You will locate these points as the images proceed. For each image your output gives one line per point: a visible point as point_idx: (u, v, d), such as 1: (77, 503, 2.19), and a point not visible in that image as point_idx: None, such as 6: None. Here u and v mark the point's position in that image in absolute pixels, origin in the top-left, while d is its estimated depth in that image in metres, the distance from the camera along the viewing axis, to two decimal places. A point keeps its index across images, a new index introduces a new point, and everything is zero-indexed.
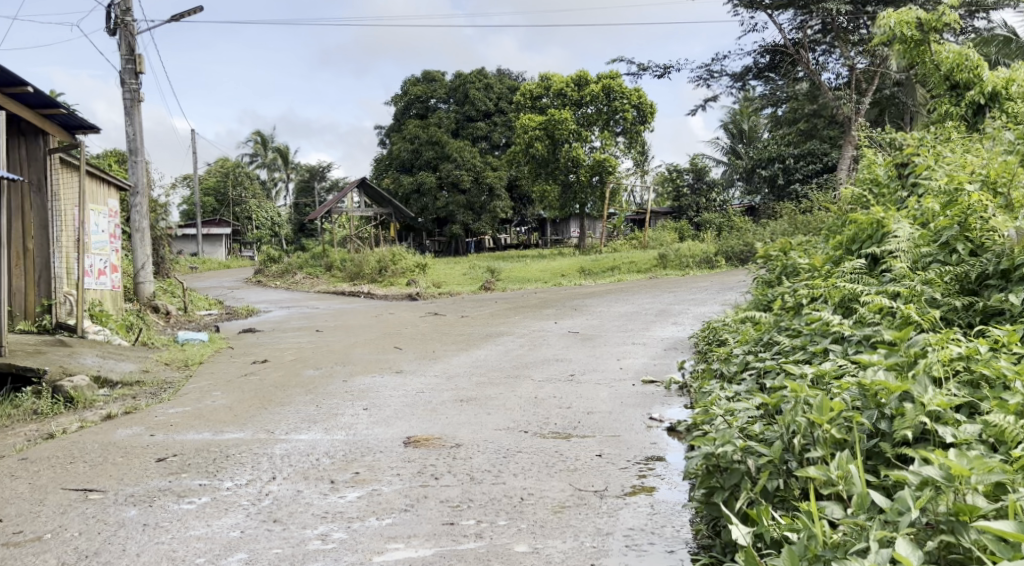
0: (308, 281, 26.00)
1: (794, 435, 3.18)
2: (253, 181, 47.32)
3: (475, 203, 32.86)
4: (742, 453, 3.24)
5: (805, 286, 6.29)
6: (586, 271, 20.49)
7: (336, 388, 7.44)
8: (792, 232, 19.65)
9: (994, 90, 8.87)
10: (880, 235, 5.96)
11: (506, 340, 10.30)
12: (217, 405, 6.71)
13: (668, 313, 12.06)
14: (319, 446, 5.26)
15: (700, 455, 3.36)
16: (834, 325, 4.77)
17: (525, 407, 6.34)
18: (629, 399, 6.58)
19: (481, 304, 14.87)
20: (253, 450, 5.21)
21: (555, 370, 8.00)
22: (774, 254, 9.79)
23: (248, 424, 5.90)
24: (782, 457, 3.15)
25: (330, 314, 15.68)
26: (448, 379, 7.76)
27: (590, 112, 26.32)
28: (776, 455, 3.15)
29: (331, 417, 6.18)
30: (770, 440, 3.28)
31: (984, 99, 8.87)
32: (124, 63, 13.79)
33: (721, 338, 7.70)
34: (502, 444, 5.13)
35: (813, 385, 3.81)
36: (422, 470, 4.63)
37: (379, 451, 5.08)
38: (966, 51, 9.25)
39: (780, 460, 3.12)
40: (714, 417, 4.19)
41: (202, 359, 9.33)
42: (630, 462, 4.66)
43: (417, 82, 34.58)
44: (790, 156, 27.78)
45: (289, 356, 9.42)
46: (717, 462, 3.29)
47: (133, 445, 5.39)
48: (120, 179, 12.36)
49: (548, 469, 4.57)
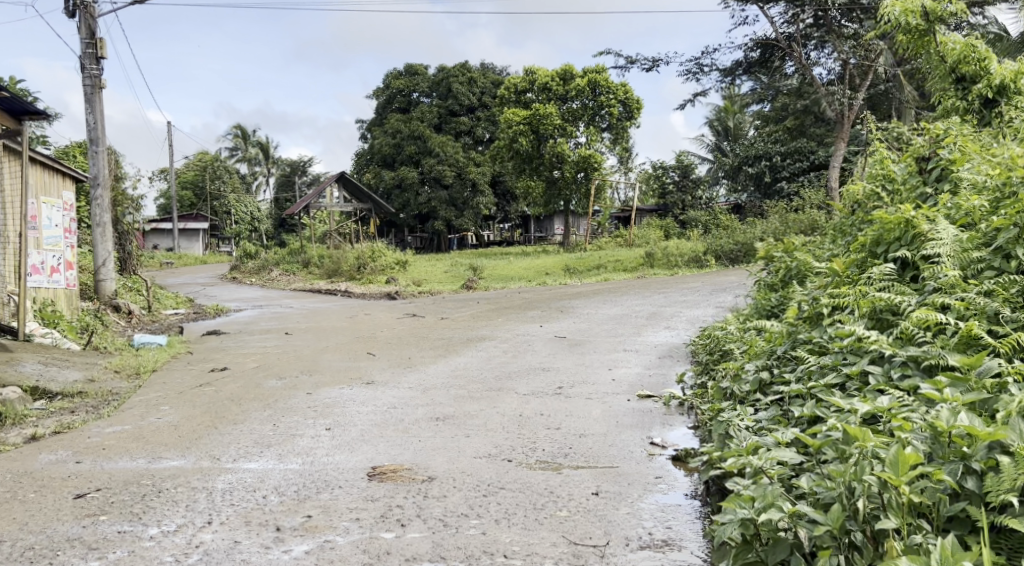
0: (283, 278, 25.14)
1: (857, 496, 2.73)
2: (231, 174, 46.39)
3: (458, 199, 32.19)
4: (791, 520, 2.82)
5: (824, 293, 5.62)
6: (571, 270, 19.83)
7: (299, 403, 6.70)
8: (784, 231, 19.06)
9: (1002, 83, 8.01)
10: (911, 236, 5.32)
11: (488, 345, 9.58)
12: (162, 423, 5.94)
13: (659, 316, 11.36)
14: (269, 479, 4.53)
15: (736, 519, 2.88)
16: (869, 340, 4.17)
17: (509, 428, 5.62)
18: (626, 418, 5.86)
19: (462, 304, 14.13)
20: (191, 484, 4.45)
21: (541, 382, 7.29)
22: (777, 256, 9.08)
23: (191, 449, 5.15)
24: (842, 526, 2.69)
25: (303, 313, 14.88)
26: (423, 391, 7.02)
27: (575, 107, 25.61)
28: (835, 523, 2.69)
29: (288, 440, 5.43)
30: (826, 500, 2.83)
31: (992, 94, 8.03)
32: (84, 46, 12.88)
33: (723, 350, 7.01)
34: (483, 478, 4.41)
35: (862, 425, 3.28)
36: (386, 514, 3.91)
37: (338, 487, 4.34)
38: (973, 41, 8.24)
39: (839, 530, 2.68)
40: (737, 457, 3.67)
41: (158, 366, 8.55)
42: (633, 504, 3.99)
43: (399, 75, 33.80)
44: (776, 153, 26.92)
45: (253, 363, 8.65)
46: (756, 532, 2.86)
47: (52, 475, 4.62)
48: (76, 170, 11.48)
49: (536, 514, 3.87)
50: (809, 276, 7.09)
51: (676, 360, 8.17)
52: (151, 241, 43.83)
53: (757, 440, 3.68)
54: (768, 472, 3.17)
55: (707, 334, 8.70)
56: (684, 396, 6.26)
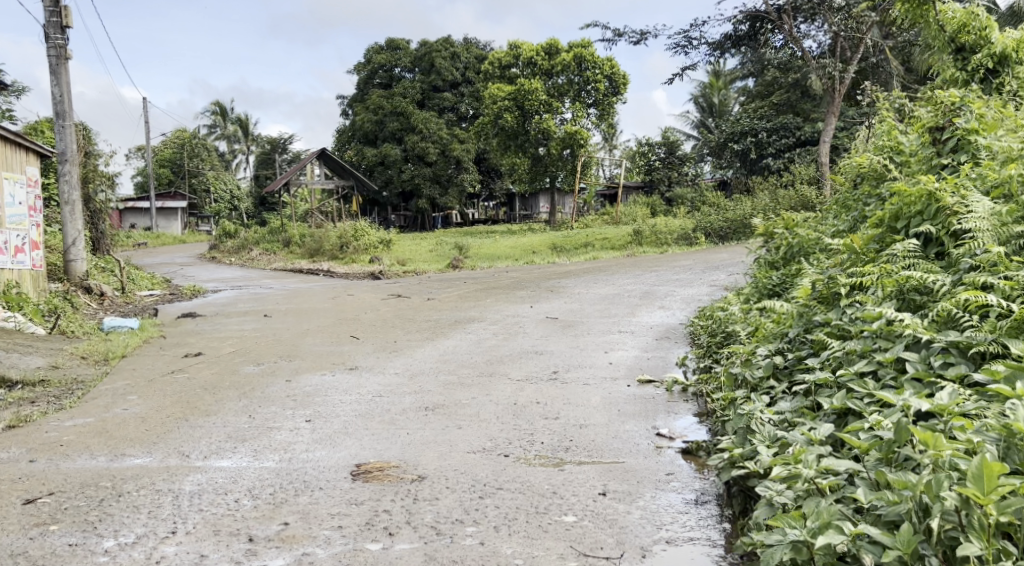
0: (264, 258, 24.57)
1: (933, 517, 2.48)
2: (210, 152, 45.60)
3: (442, 176, 31.66)
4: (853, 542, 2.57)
5: (841, 272, 5.24)
6: (558, 248, 19.43)
7: (278, 391, 6.27)
8: (774, 207, 18.71)
9: (1003, 54, 7.27)
10: (935, 209, 4.95)
11: (477, 327, 9.17)
12: (128, 415, 5.51)
13: (653, 295, 10.98)
14: (242, 479, 4.11)
15: (786, 542, 2.66)
16: (903, 322, 3.81)
17: (504, 418, 5.23)
18: (628, 406, 5.49)
19: (448, 284, 13.71)
20: (156, 485, 4.03)
21: (534, 366, 6.91)
22: (777, 232, 8.70)
23: (157, 445, 4.72)
24: (915, 550, 2.46)
25: (284, 294, 14.41)
26: (410, 378, 6.62)
27: (560, 82, 25.13)
28: (907, 547, 2.45)
29: (265, 434, 5.02)
30: (893, 518, 2.58)
31: (993, 64, 7.27)
32: (48, 15, 12.25)
33: (726, 332, 6.64)
34: (477, 477, 4.02)
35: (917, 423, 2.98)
36: (372, 520, 3.52)
37: (319, 488, 3.93)
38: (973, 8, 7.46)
39: (912, 556, 2.45)
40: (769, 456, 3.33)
41: (128, 351, 8.09)
42: (645, 505, 3.61)
43: (380, 50, 33.11)
44: (762, 129, 26.30)
45: (229, 348, 8.21)
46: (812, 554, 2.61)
47: (2, 478, 4.18)
48: (40, 145, 10.90)
49: (538, 520, 3.47)
50: (819, 255, 6.72)
51: (676, 342, 7.80)
52: (128, 221, 42.96)
53: (785, 438, 3.35)
54: (817, 483, 2.87)
55: (706, 315, 8.33)
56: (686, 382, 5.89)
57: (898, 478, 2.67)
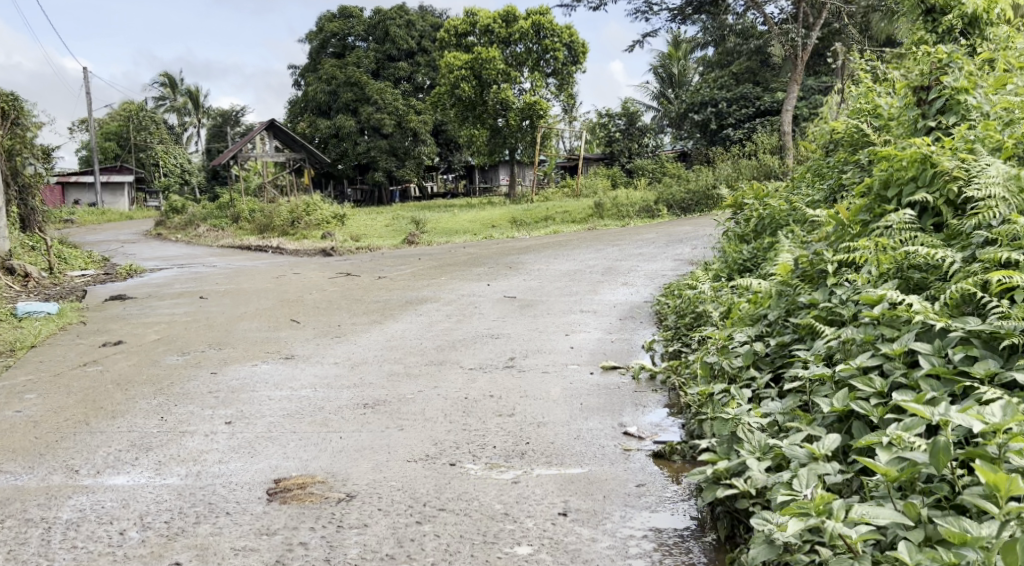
0: (211, 234, 23.58)
1: None
2: (158, 125, 44.05)
3: (399, 148, 30.77)
4: None
5: (827, 248, 4.66)
6: (518, 221, 18.80)
7: (200, 387, 5.59)
8: (739, 177, 18.24)
9: (974, 14, 6.49)
10: (932, 174, 4.39)
11: (430, 309, 8.52)
12: (18, 420, 4.81)
13: (616, 271, 10.41)
14: (134, 503, 3.44)
15: None
16: (912, 306, 3.25)
17: (452, 417, 4.60)
18: (593, 397, 4.90)
19: (401, 261, 13.01)
20: (27, 512, 3.37)
21: (489, 353, 6.29)
22: (747, 203, 8.15)
23: (42, 459, 4.04)
24: None
25: (226, 274, 13.58)
26: (351, 369, 5.96)
27: (519, 51, 24.34)
28: None
29: (173, 441, 4.34)
30: None
31: (962, 25, 6.51)
32: None
33: (696, 314, 6.09)
34: (416, 495, 3.41)
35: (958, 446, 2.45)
36: (282, 558, 2.93)
37: (226, 513, 3.30)
38: None
39: None
40: (768, 478, 2.74)
41: (39, 341, 7.35)
42: (613, 532, 3.04)
43: (333, 18, 31.99)
44: (721, 99, 25.81)
45: (154, 336, 7.49)
46: None
47: None
48: None
49: (482, 557, 2.89)
50: (797, 228, 6.18)
51: (643, 323, 7.24)
52: (72, 196, 41.36)
53: (786, 455, 2.77)
54: (847, 537, 2.29)
55: (673, 293, 7.78)
56: (653, 368, 5.33)
57: (955, 534, 2.18)
